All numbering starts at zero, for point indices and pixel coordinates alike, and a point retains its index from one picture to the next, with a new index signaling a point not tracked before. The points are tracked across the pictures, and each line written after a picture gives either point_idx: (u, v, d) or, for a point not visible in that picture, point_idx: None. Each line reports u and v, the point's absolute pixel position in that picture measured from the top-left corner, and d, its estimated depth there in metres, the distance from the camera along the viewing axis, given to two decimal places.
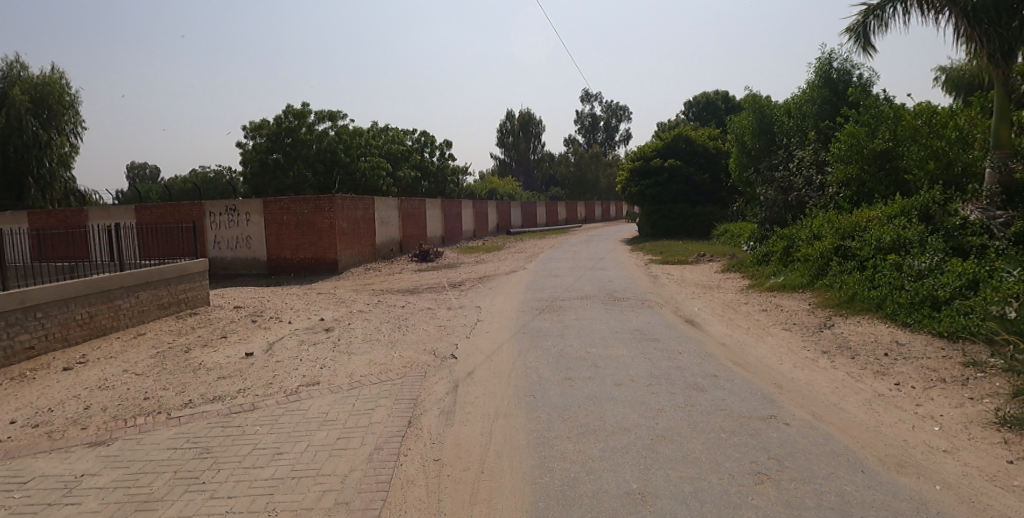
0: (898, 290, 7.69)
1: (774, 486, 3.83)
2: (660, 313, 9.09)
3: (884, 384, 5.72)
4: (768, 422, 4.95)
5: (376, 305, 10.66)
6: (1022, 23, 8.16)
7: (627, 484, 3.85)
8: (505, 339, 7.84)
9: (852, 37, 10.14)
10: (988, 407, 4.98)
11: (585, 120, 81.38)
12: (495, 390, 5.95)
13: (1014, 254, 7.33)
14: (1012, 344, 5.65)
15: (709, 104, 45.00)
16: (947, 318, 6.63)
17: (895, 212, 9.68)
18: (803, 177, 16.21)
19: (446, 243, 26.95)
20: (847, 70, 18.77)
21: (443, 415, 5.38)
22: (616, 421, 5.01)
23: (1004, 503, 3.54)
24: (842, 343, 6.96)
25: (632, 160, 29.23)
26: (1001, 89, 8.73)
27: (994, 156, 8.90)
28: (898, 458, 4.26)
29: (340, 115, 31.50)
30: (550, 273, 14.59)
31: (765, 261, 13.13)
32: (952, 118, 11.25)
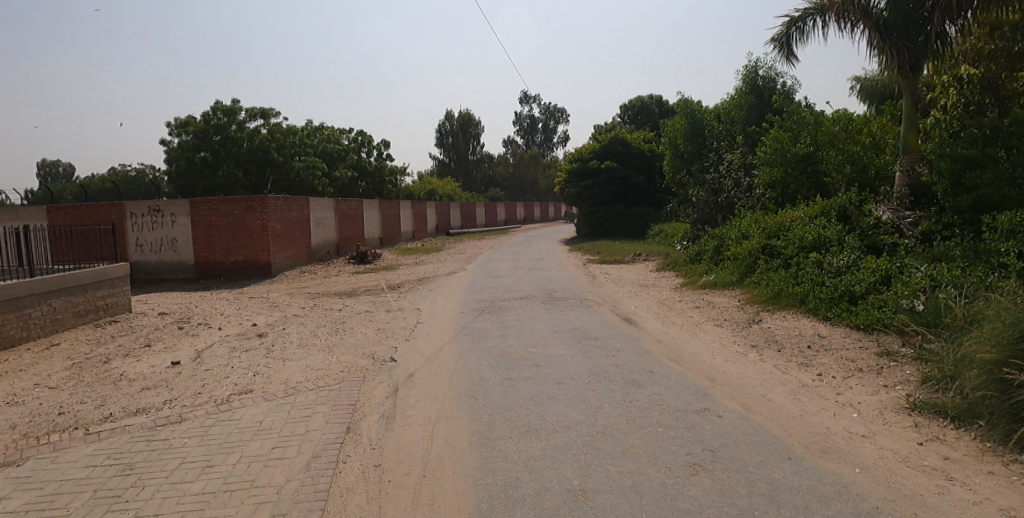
0: (819, 285, 8.11)
1: (709, 476, 3.96)
2: (599, 312, 9.26)
3: (808, 374, 6.03)
4: (702, 415, 5.11)
5: (311, 309, 10.32)
6: (928, 38, 8.80)
7: (569, 482, 3.88)
8: (446, 340, 7.75)
9: (776, 47, 10.65)
10: (900, 393, 5.38)
11: (525, 121, 82.37)
12: (436, 392, 5.88)
13: (921, 251, 7.84)
14: (920, 335, 6.04)
15: (645, 108, 46.41)
16: (863, 311, 7.05)
17: (816, 213, 10.18)
18: (732, 179, 16.94)
19: (385, 245, 26.45)
20: (772, 78, 19.81)
21: (383, 420, 5.27)
22: (557, 420, 5.04)
23: (917, 483, 3.82)
24: (769, 337, 7.29)
25: (572, 161, 29.79)
26: (909, 99, 9.32)
27: (904, 160, 9.52)
28: (822, 444, 4.51)
29: (274, 113, 30.46)
30: (490, 274, 14.58)
31: (698, 259, 13.58)
32: (865, 125, 12.02)
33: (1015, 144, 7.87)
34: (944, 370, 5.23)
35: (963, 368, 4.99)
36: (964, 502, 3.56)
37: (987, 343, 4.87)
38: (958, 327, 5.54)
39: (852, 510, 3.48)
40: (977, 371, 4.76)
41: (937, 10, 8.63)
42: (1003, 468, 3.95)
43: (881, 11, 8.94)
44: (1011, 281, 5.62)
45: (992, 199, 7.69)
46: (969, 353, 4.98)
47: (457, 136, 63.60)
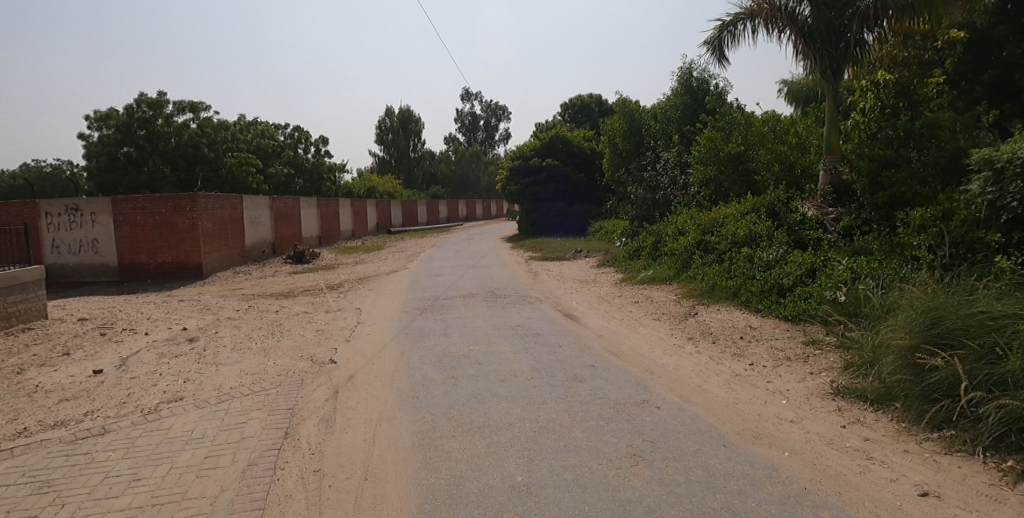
0: (751, 279, 8.45)
1: (648, 466, 4.07)
2: (540, 308, 9.35)
3: (740, 364, 6.26)
4: (641, 406, 5.23)
5: (245, 311, 9.94)
6: (847, 44, 9.30)
7: (513, 478, 3.89)
8: (387, 340, 7.63)
9: (709, 49, 11.05)
10: (824, 379, 5.69)
11: (466, 118, 82.35)
12: (378, 393, 5.76)
13: (843, 245, 8.28)
14: (842, 324, 6.38)
15: (585, 107, 47.12)
16: (791, 302, 7.39)
17: (747, 210, 10.62)
18: (668, 177, 17.48)
19: (325, 244, 25.90)
20: (706, 80, 20.63)
21: (323, 424, 5.12)
22: (500, 417, 5.04)
23: (841, 465, 4.08)
24: (704, 329, 7.55)
25: (513, 159, 29.89)
26: (832, 102, 9.76)
27: (826, 161, 9.88)
28: (754, 430, 4.72)
29: (203, 107, 29.10)
30: (431, 272, 14.46)
31: (637, 255, 13.91)
32: (792, 126, 12.57)
33: (925, 145, 8.41)
34: (863, 356, 5.57)
35: (881, 355, 5.34)
36: (882, 480, 3.84)
37: (901, 329, 5.24)
38: (876, 316, 5.87)
39: (783, 492, 3.67)
40: (894, 357, 5.14)
41: (856, 19, 9.19)
42: (917, 446, 4.32)
43: (807, 17, 9.39)
44: (922, 272, 5.98)
45: (905, 196, 8.11)
46: (886, 340, 5.33)
47: (398, 132, 63.19)
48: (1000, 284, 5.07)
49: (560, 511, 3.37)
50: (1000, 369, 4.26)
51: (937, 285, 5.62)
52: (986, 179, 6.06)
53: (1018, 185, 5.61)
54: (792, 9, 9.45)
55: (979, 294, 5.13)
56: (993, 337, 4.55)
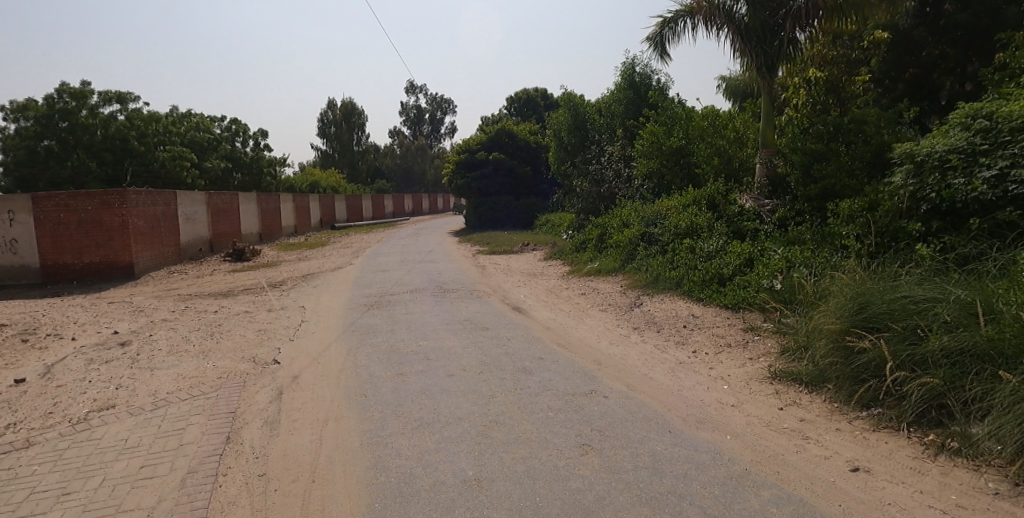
0: (693, 269, 8.70)
1: (597, 454, 4.14)
2: (488, 302, 9.37)
3: (684, 352, 6.45)
4: (589, 396, 5.30)
5: (181, 312, 9.54)
6: (781, 42, 9.72)
7: (464, 472, 3.88)
8: (332, 338, 7.48)
9: (651, 45, 11.29)
10: (762, 364, 5.93)
11: (411, 112, 81.60)
12: (324, 392, 5.64)
13: (778, 235, 8.64)
14: (778, 311, 6.66)
15: (530, 100, 47.39)
16: (731, 291, 7.66)
17: (688, 202, 10.94)
18: (612, 169, 17.95)
19: (265, 241, 25.17)
20: (648, 75, 20.56)
21: (267, 426, 4.96)
22: (449, 412, 5.02)
23: (779, 445, 4.27)
24: (650, 319, 7.73)
25: (459, 152, 29.76)
26: (768, 98, 10.16)
27: (763, 153, 10.07)
28: (698, 416, 4.88)
29: (132, 98, 27.67)
30: (378, 268, 14.29)
31: (583, 248, 14.13)
32: (730, 121, 13.01)
33: (852, 140, 8.81)
34: (798, 340, 5.83)
35: (813, 339, 5.61)
36: (817, 458, 4.05)
37: (832, 314, 5.52)
38: (809, 303, 6.16)
39: (725, 474, 3.81)
40: (825, 341, 5.41)
41: (789, 18, 9.54)
42: (848, 424, 4.58)
43: (743, 16, 9.70)
44: (851, 259, 6.30)
45: (835, 188, 8.60)
46: (818, 325, 5.59)
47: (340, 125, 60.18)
48: (919, 270, 5.42)
49: (510, 503, 3.39)
50: (921, 350, 4.60)
51: (864, 272, 5.94)
52: (907, 172, 6.46)
53: (936, 178, 6.02)
54: (730, 8, 9.75)
55: (902, 280, 5.45)
56: (915, 320, 4.88)
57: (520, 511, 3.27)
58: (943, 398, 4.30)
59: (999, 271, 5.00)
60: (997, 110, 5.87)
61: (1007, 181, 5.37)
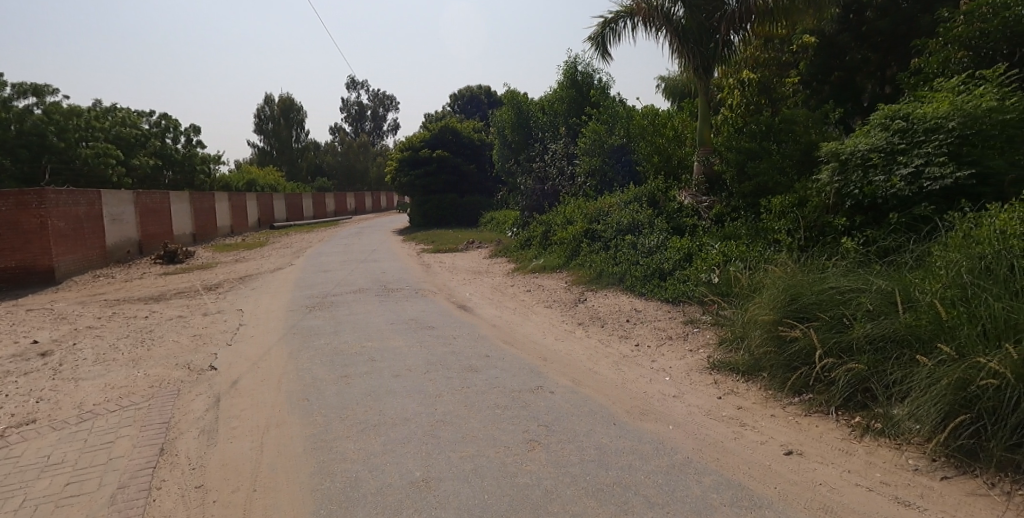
0: (635, 264, 8.94)
1: (544, 450, 4.19)
2: (434, 301, 9.34)
3: (627, 346, 6.62)
4: (536, 392, 5.36)
5: (109, 319, 9.04)
6: (717, 44, 10.11)
7: (411, 474, 3.84)
8: (273, 342, 7.28)
9: (594, 45, 11.49)
10: (702, 355, 6.15)
11: (352, 108, 80.54)
12: (265, 397, 5.49)
13: (715, 231, 8.97)
14: (716, 303, 6.92)
15: (473, 98, 47.88)
16: (671, 285, 7.88)
17: (630, 199, 11.29)
18: (556, 167, 18.37)
19: (199, 241, 24.11)
20: (589, 75, 20.93)
21: (204, 435, 4.77)
22: (395, 413, 4.97)
23: (719, 433, 4.43)
24: (594, 314, 7.88)
25: (401, 150, 29.45)
26: (703, 99, 10.55)
27: (700, 152, 10.63)
28: (641, 407, 5.01)
29: (48, 90, 25.96)
30: (320, 268, 14.00)
31: (527, 245, 14.26)
32: (669, 120, 13.45)
33: (783, 139, 9.25)
34: (735, 331, 6.07)
35: (749, 330, 5.84)
36: (754, 443, 4.23)
37: (766, 306, 5.76)
38: (745, 295, 6.42)
39: (668, 463, 3.93)
40: (760, 331, 5.64)
41: (724, 21, 9.89)
42: (782, 410, 4.81)
43: (681, 18, 10.03)
44: (783, 253, 6.59)
45: (767, 186, 8.93)
46: (753, 316, 5.83)
47: (279, 121, 59.80)
48: (844, 262, 5.74)
49: (458, 503, 3.39)
50: (848, 338, 4.88)
51: (794, 264, 6.24)
52: (833, 169, 6.83)
53: (859, 175, 6.39)
54: (667, 9, 10.01)
55: (829, 271, 5.75)
56: (842, 310, 5.17)
57: (468, 510, 3.27)
58: (867, 381, 4.59)
59: (915, 261, 5.37)
60: (912, 111, 6.28)
61: (922, 178, 5.77)
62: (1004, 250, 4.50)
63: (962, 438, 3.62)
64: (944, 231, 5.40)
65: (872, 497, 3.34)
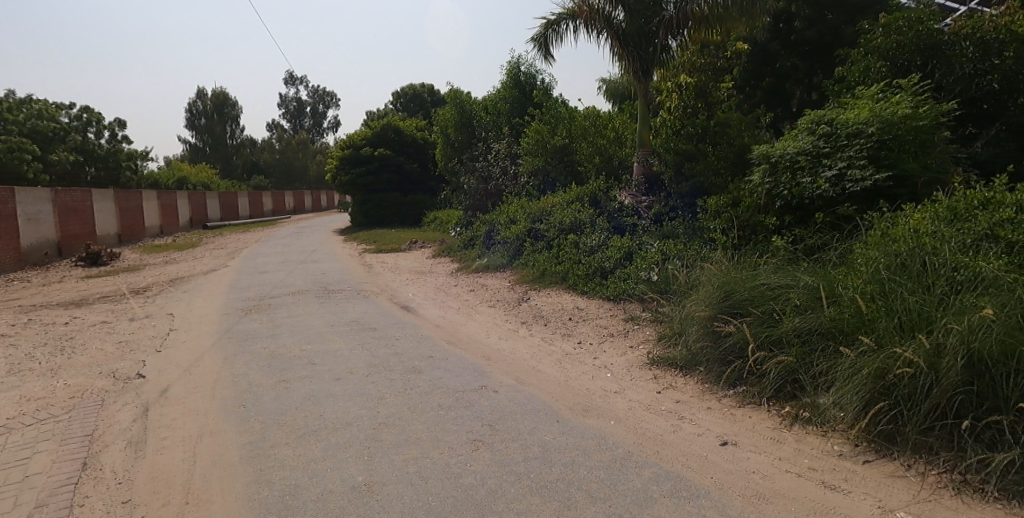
0: (577, 263, 9.10)
1: (488, 449, 4.22)
2: (376, 301, 9.23)
3: (570, 343, 6.73)
4: (480, 392, 5.39)
5: (23, 327, 8.45)
6: (656, 48, 10.41)
7: (353, 478, 3.79)
8: (207, 347, 7.00)
9: (536, 46, 11.59)
10: (642, 351, 6.32)
11: (291, 104, 78.67)
12: (198, 406, 5.28)
13: (654, 229, 9.23)
14: (656, 300, 7.13)
15: (416, 96, 47.62)
16: (612, 283, 8.06)
17: (572, 198, 11.55)
18: (499, 167, 18.66)
19: (124, 242, 22.88)
20: (532, 75, 21.30)
21: (132, 447, 4.54)
22: (337, 417, 4.89)
23: (658, 427, 4.58)
24: (537, 313, 7.98)
25: (343, 148, 28.96)
26: (643, 101, 10.81)
27: (640, 153, 10.98)
28: (583, 404, 5.12)
29: None
30: (257, 270, 13.56)
31: (471, 245, 14.27)
32: (609, 121, 13.79)
33: (718, 141, 9.58)
34: (673, 327, 6.27)
35: (687, 326, 6.04)
36: (691, 435, 4.40)
37: (702, 302, 5.96)
38: (682, 292, 6.63)
39: (610, 458, 4.03)
40: (697, 327, 5.84)
41: (662, 27, 10.26)
42: (717, 403, 5.01)
43: (621, 22, 10.26)
44: (718, 251, 6.84)
45: (704, 186, 9.34)
46: (690, 313, 6.03)
47: (211, 116, 57.96)
48: (774, 259, 6.03)
49: (402, 506, 3.36)
50: (777, 332, 5.12)
51: (729, 263, 6.49)
52: (764, 171, 7.13)
53: (788, 177, 6.68)
54: (608, 13, 10.22)
55: (761, 268, 6.02)
56: (772, 305, 5.42)
57: (412, 513, 3.26)
58: (796, 373, 4.83)
59: (838, 258, 5.69)
60: (836, 117, 6.66)
61: (845, 180, 6.12)
62: (916, 247, 4.83)
63: (881, 424, 3.88)
64: (864, 229, 5.75)
65: (801, 483, 3.54)
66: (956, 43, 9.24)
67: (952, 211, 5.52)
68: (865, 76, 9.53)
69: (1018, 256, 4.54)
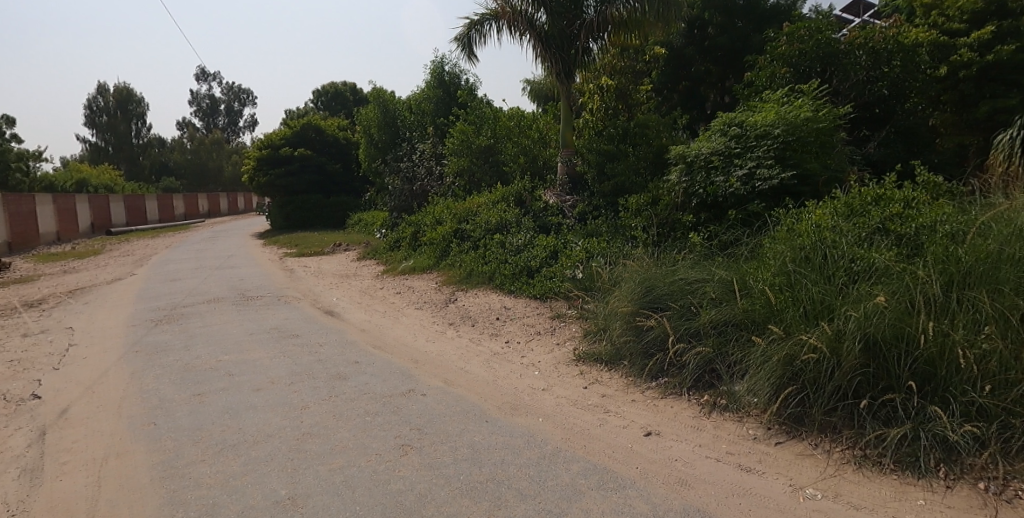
0: (503, 263, 9.20)
1: (416, 453, 4.21)
2: (299, 307, 8.98)
3: (497, 343, 6.83)
4: (407, 396, 5.37)
5: None
6: (578, 51, 10.63)
7: (275, 493, 3.63)
8: (112, 363, 6.56)
9: (459, 46, 11.55)
10: (568, 348, 6.49)
11: (204, 102, 74.97)
12: (102, 427, 4.94)
13: (578, 228, 9.51)
14: (580, 298, 7.31)
15: (338, 95, 46.47)
16: (538, 282, 8.22)
17: (497, 199, 11.64)
18: (425, 168, 18.58)
19: (13, 251, 20.92)
20: (456, 75, 21.70)
21: (26, 475, 4.14)
22: (258, 429, 4.72)
23: (584, 421, 4.73)
24: (464, 313, 8.03)
25: (260, 148, 27.70)
26: (566, 102, 11.09)
27: (563, 153, 11.27)
28: (512, 402, 5.21)
29: None
30: (168, 278, 12.77)
31: (397, 246, 14.12)
32: (533, 121, 14.03)
33: (638, 142, 9.93)
34: (598, 323, 6.46)
35: (611, 321, 6.24)
36: (616, 428, 4.57)
37: (625, 298, 6.17)
38: (605, 289, 6.85)
39: (539, 454, 4.12)
40: (620, 322, 6.05)
41: (583, 29, 10.49)
42: (641, 395, 5.23)
43: (543, 24, 10.41)
44: (639, 248, 7.09)
45: (624, 185, 9.68)
46: (614, 308, 6.24)
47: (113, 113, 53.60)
48: (691, 255, 6.33)
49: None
50: (695, 324, 5.39)
51: (649, 259, 6.75)
52: (681, 170, 7.46)
53: (703, 176, 7.03)
54: (530, 15, 10.40)
55: (680, 264, 6.30)
56: (689, 298, 5.70)
57: None
58: (713, 363, 5.10)
59: (749, 252, 6.03)
60: (745, 119, 7.07)
61: (754, 179, 6.51)
62: (817, 241, 5.21)
63: (790, 407, 4.17)
64: (772, 225, 6.15)
65: (719, 467, 3.77)
66: (851, 52, 9.96)
67: (849, 206, 5.97)
68: (771, 81, 10.08)
69: (905, 247, 4.97)
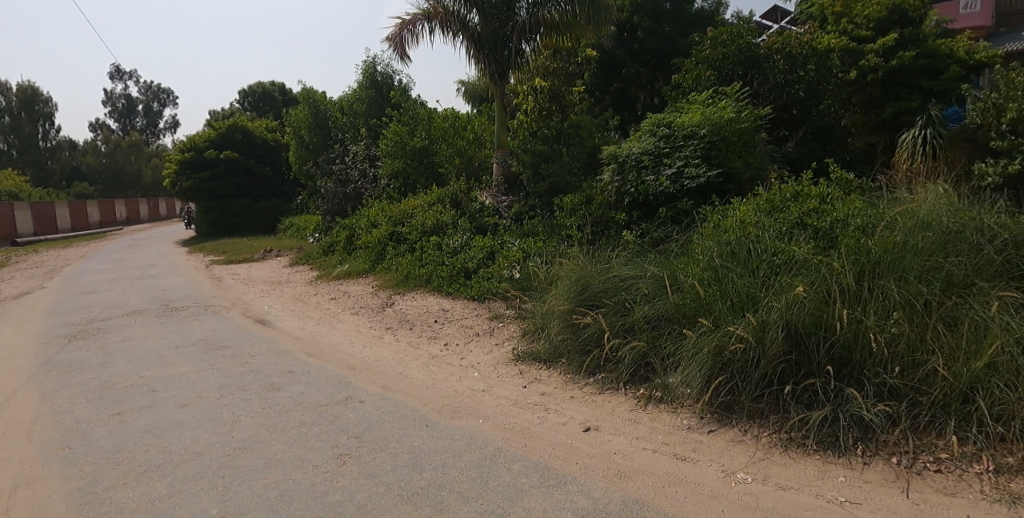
0: (441, 265, 9.24)
1: (355, 462, 4.19)
2: (228, 317, 8.69)
3: (436, 345, 6.87)
4: (344, 404, 5.33)
5: None
6: (511, 52, 10.75)
7: (207, 513, 3.50)
8: (19, 385, 6.13)
9: (392, 46, 11.48)
10: (508, 348, 6.61)
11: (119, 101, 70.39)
12: (9, 454, 4.61)
13: (514, 229, 9.66)
14: (518, 298, 7.42)
15: (266, 95, 44.88)
16: (476, 283, 8.31)
17: (433, 200, 11.66)
18: (358, 170, 18.02)
19: None
20: (389, 75, 21.71)
21: None
22: (187, 447, 4.56)
23: (524, 421, 4.84)
24: (402, 317, 8.02)
25: (184, 150, 26.37)
26: (501, 103, 11.22)
27: (498, 154, 11.30)
28: (451, 405, 5.27)
29: None
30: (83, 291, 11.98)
31: (331, 250, 13.86)
32: (468, 122, 14.07)
33: (571, 142, 10.15)
34: (536, 322, 6.60)
35: (548, 320, 6.39)
36: (554, 425, 4.70)
37: (561, 297, 6.32)
38: (541, 289, 7.01)
39: (479, 456, 4.20)
40: (557, 321, 6.20)
41: (515, 30, 10.57)
42: (580, 391, 5.40)
43: (475, 25, 10.48)
44: (574, 248, 7.27)
45: (559, 185, 9.87)
46: (551, 307, 6.38)
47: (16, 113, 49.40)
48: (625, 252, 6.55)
49: None
50: (630, 320, 5.60)
51: (585, 258, 6.93)
52: (613, 170, 7.69)
53: (635, 176, 7.27)
54: (462, 15, 10.44)
55: (614, 261, 6.51)
56: (623, 295, 5.91)
57: None
58: (647, 356, 5.33)
59: (680, 248, 6.31)
60: (672, 121, 7.37)
61: (683, 178, 6.80)
62: (741, 236, 5.50)
63: (721, 396, 4.43)
64: (700, 222, 6.46)
65: (655, 458, 3.95)
66: (770, 56, 10.52)
67: (769, 204, 6.27)
68: (697, 83, 10.61)
69: (821, 240, 5.33)
